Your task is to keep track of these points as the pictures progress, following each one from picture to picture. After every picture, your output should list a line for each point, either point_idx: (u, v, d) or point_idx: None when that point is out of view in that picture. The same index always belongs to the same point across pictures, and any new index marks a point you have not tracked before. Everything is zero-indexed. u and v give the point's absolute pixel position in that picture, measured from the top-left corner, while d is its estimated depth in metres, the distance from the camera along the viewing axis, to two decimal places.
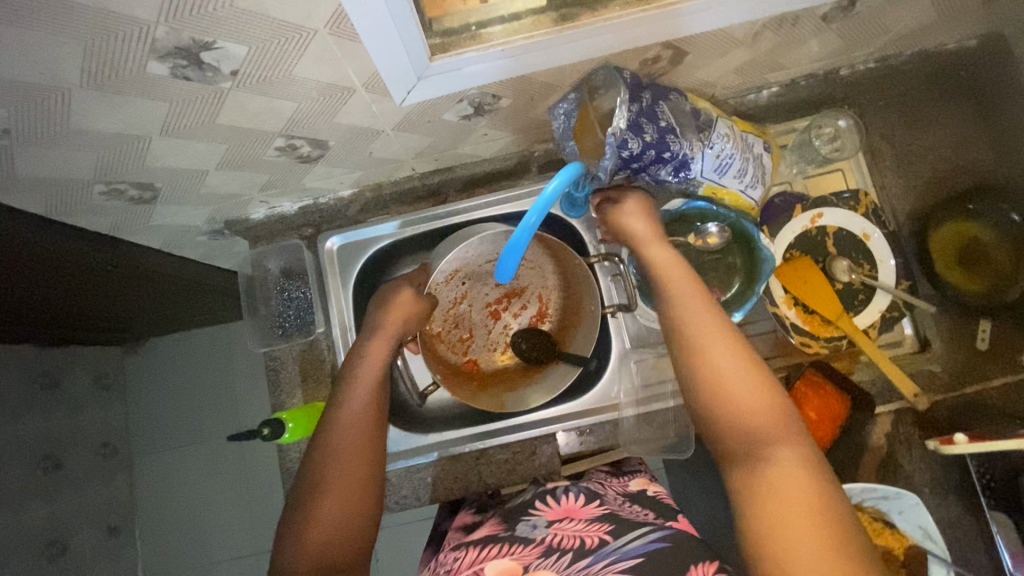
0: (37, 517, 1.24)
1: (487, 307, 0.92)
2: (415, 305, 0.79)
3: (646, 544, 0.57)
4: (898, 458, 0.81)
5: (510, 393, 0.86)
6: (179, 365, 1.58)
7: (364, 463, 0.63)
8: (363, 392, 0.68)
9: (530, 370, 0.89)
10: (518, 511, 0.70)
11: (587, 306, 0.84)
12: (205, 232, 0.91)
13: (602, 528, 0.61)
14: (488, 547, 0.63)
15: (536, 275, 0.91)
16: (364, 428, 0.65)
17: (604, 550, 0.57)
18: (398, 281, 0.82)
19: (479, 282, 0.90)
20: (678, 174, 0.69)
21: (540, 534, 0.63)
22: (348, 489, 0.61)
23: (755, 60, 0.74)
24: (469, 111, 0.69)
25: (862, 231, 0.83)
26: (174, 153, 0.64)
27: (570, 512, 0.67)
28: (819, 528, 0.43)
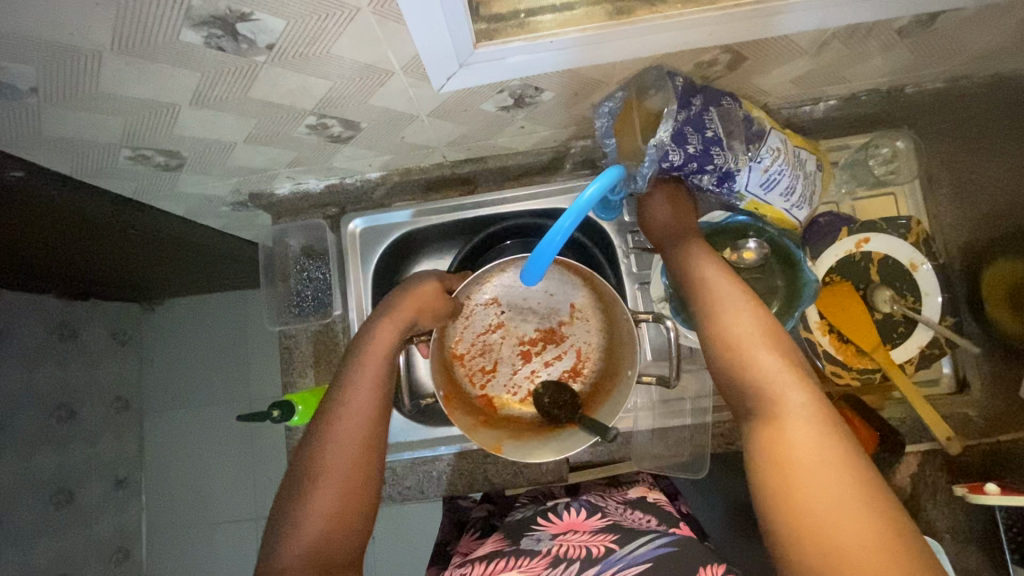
0: (47, 464, 1.28)
1: (520, 346, 0.85)
2: (434, 297, 0.72)
3: (653, 549, 0.57)
4: (922, 500, 0.78)
5: (511, 439, 0.76)
6: (195, 328, 1.59)
7: (365, 452, 0.59)
8: (368, 374, 0.63)
9: (547, 427, 0.80)
10: (519, 525, 0.69)
11: (624, 373, 0.77)
12: (228, 203, 0.90)
13: (607, 537, 0.61)
14: (493, 561, 0.60)
15: (581, 327, 0.84)
16: (367, 414, 0.60)
17: (610, 557, 0.57)
18: (425, 273, 0.76)
19: (521, 320, 0.85)
20: (721, 185, 0.65)
21: (545, 546, 0.61)
22: (349, 483, 0.57)
23: (818, 71, 0.69)
24: (509, 102, 0.66)
25: (910, 260, 0.79)
26: (203, 123, 0.62)
27: (573, 526, 0.66)
28: (867, 519, 0.41)
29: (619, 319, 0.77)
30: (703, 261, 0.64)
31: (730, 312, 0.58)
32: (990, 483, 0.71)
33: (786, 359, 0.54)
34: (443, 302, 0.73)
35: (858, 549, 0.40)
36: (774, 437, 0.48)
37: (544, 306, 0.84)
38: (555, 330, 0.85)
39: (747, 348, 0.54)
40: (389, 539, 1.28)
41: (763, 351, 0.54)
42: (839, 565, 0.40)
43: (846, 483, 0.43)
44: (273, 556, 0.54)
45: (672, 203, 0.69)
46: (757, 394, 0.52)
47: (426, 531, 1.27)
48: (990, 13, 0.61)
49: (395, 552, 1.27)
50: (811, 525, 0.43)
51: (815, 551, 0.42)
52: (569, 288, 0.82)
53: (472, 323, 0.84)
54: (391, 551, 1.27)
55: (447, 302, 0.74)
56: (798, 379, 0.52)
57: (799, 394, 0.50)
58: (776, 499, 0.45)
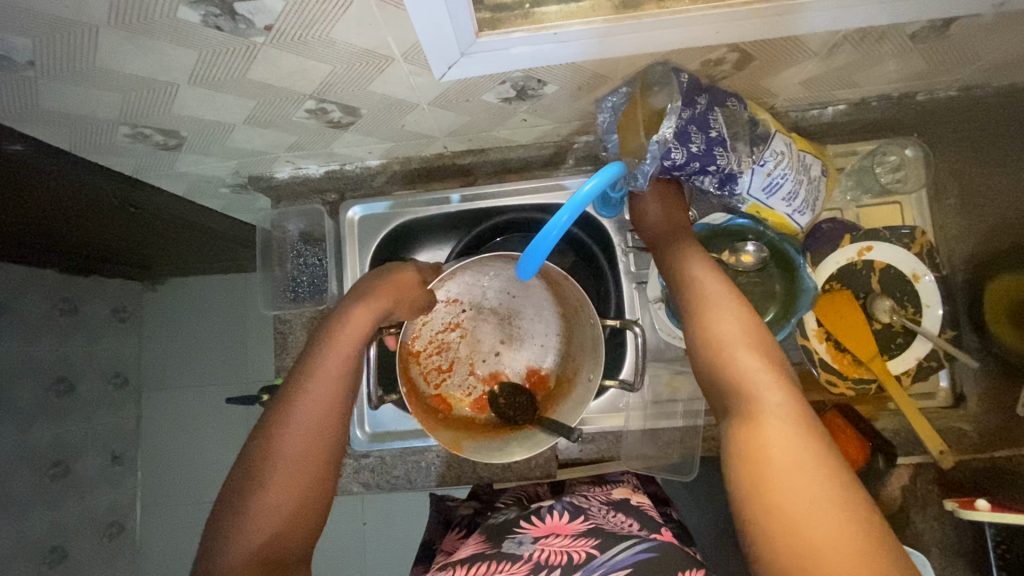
0: (43, 436, 1.37)
1: (477, 347, 0.84)
2: (412, 288, 0.71)
3: (633, 555, 0.58)
4: (911, 513, 0.77)
5: (470, 440, 0.75)
6: (192, 306, 1.60)
7: (325, 447, 0.59)
8: (335, 364, 0.62)
9: (502, 428, 0.79)
10: (502, 527, 0.69)
11: (582, 375, 0.77)
12: (228, 185, 0.89)
13: (588, 542, 0.61)
14: (475, 565, 0.61)
15: (539, 327, 0.83)
16: (329, 405, 0.60)
17: (591, 564, 0.57)
18: (402, 264, 0.73)
19: (479, 321, 0.84)
20: (723, 187, 0.65)
21: (527, 551, 0.61)
22: (305, 474, 0.57)
23: (829, 73, 0.68)
24: (511, 94, 0.65)
25: (912, 271, 0.78)
26: (201, 103, 0.61)
27: (556, 528, 0.66)
28: (846, 523, 0.41)
29: (581, 324, 0.77)
30: (692, 259, 0.63)
31: (717, 309, 0.57)
32: (980, 499, 0.70)
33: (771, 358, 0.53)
34: (418, 294, 0.72)
35: (829, 550, 0.40)
36: (753, 435, 0.48)
37: (504, 307, 0.83)
38: (513, 331, 0.84)
39: (732, 346, 0.54)
40: (379, 525, 1.29)
41: (747, 350, 0.53)
42: (811, 567, 0.40)
43: (824, 486, 0.43)
44: (226, 548, 0.54)
45: (662, 197, 0.69)
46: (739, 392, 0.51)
47: (415, 520, 1.28)
48: (1005, 22, 0.60)
49: (383, 540, 1.28)
50: (785, 524, 0.42)
51: (787, 551, 0.41)
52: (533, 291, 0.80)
53: (431, 321, 0.82)
54: (380, 538, 1.28)
55: (424, 294, 0.73)
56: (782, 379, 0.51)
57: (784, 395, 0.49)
58: (753, 496, 0.45)
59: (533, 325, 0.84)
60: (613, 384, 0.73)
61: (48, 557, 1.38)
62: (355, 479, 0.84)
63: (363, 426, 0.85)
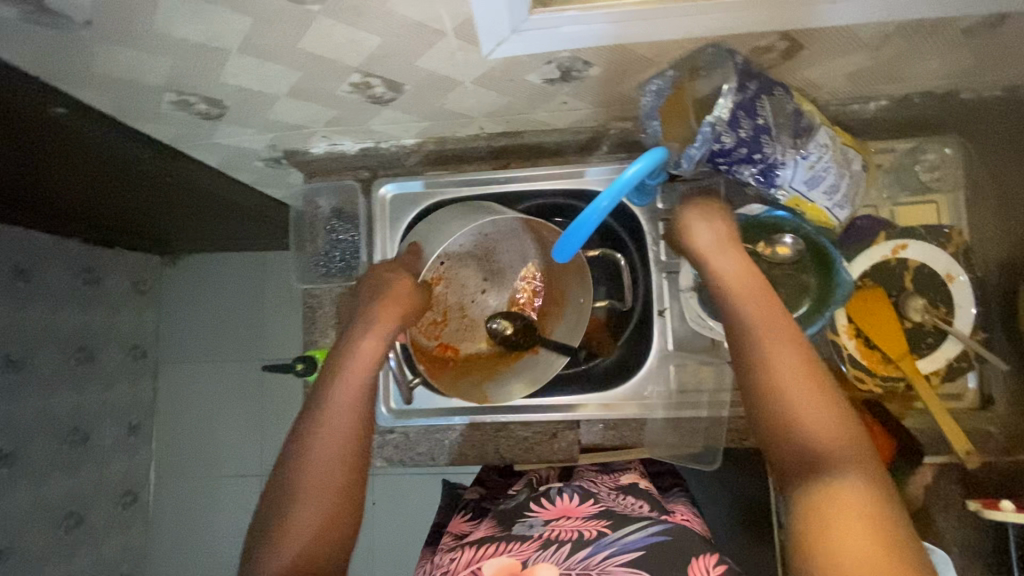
0: (64, 403, 1.45)
1: (462, 292, 0.86)
2: (410, 294, 0.73)
3: (645, 538, 0.58)
4: (934, 513, 0.77)
5: (489, 381, 0.82)
6: (218, 284, 1.73)
7: (349, 467, 0.59)
8: (351, 388, 0.62)
9: (507, 353, 0.85)
10: (513, 510, 0.69)
11: (570, 295, 0.84)
12: (262, 159, 0.89)
13: (600, 522, 0.61)
14: (485, 546, 0.62)
15: (517, 257, 0.86)
16: (343, 431, 0.60)
17: (601, 541, 0.57)
18: (393, 266, 0.76)
19: (461, 265, 0.85)
20: (763, 178, 0.66)
21: (537, 532, 0.62)
22: (332, 493, 0.57)
23: (877, 65, 0.67)
24: (555, 75, 0.65)
25: (947, 271, 0.76)
26: (247, 71, 0.61)
27: (567, 511, 0.65)
28: None
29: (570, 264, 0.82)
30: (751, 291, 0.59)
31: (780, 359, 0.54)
32: (1007, 501, 0.70)
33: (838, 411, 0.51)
34: (416, 298, 0.73)
35: None
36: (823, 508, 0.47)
37: (480, 248, 0.84)
38: (494, 267, 0.87)
39: (790, 395, 0.52)
40: (393, 506, 1.31)
41: (811, 399, 0.52)
42: None
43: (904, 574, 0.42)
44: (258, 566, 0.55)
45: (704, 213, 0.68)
46: (797, 452, 0.51)
47: (428, 502, 1.29)
48: None
49: (396, 519, 1.30)
50: None
51: None
52: (507, 232, 0.83)
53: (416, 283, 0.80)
54: (392, 518, 1.30)
55: (423, 297, 0.75)
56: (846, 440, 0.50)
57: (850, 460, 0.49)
58: (816, 573, 0.44)
59: (511, 249, 0.86)
60: (610, 306, 0.85)
61: (65, 523, 1.47)
62: (379, 454, 0.85)
63: (387, 404, 0.85)
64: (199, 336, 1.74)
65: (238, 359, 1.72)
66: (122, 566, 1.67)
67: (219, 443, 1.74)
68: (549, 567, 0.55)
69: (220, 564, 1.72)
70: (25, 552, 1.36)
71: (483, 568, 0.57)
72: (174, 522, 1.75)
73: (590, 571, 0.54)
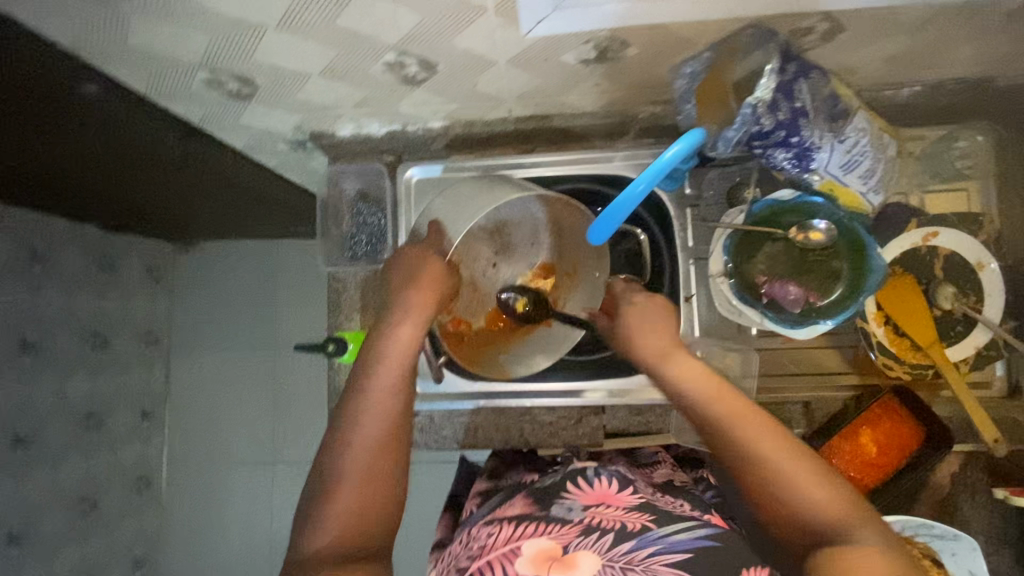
0: (79, 387, 1.45)
1: (474, 265, 0.76)
2: (442, 278, 0.69)
3: (692, 540, 0.57)
4: (959, 500, 0.77)
5: (507, 356, 0.79)
6: (231, 271, 1.73)
7: (390, 456, 0.59)
8: (388, 378, 0.61)
9: (521, 326, 0.79)
10: (548, 489, 0.68)
11: (585, 267, 0.78)
12: (288, 142, 0.89)
13: (643, 515, 0.60)
14: (522, 524, 0.61)
15: (529, 229, 0.77)
16: (383, 420, 0.59)
17: (646, 536, 0.57)
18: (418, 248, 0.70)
19: (471, 240, 0.73)
20: (798, 163, 0.65)
21: (577, 516, 0.61)
22: (375, 480, 0.57)
23: (915, 49, 0.66)
24: (591, 55, 0.64)
25: (976, 260, 0.76)
26: (284, 49, 0.61)
27: (605, 497, 0.65)
28: None
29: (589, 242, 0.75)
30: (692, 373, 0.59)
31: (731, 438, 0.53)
32: None
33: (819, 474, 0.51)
34: (449, 281, 0.69)
35: None
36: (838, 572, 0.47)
37: (493, 221, 0.73)
38: (500, 233, 0.76)
39: (774, 471, 0.51)
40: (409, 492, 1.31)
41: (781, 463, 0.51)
42: None
43: None
44: (299, 541, 0.55)
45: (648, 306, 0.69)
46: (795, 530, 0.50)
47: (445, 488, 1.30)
48: None
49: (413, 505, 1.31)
50: None
51: None
52: (520, 207, 0.73)
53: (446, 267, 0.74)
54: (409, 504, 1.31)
55: (455, 280, 0.71)
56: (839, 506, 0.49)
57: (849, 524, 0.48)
58: None
59: (523, 223, 0.76)
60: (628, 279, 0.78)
61: (80, 507, 1.48)
62: None
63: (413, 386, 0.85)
64: (212, 323, 1.75)
65: (251, 347, 1.73)
66: (135, 551, 1.68)
67: (231, 430, 1.74)
68: (591, 556, 0.54)
69: (232, 550, 1.73)
70: (41, 535, 1.37)
71: (523, 548, 0.57)
72: (187, 507, 1.76)
73: (633, 567, 0.53)
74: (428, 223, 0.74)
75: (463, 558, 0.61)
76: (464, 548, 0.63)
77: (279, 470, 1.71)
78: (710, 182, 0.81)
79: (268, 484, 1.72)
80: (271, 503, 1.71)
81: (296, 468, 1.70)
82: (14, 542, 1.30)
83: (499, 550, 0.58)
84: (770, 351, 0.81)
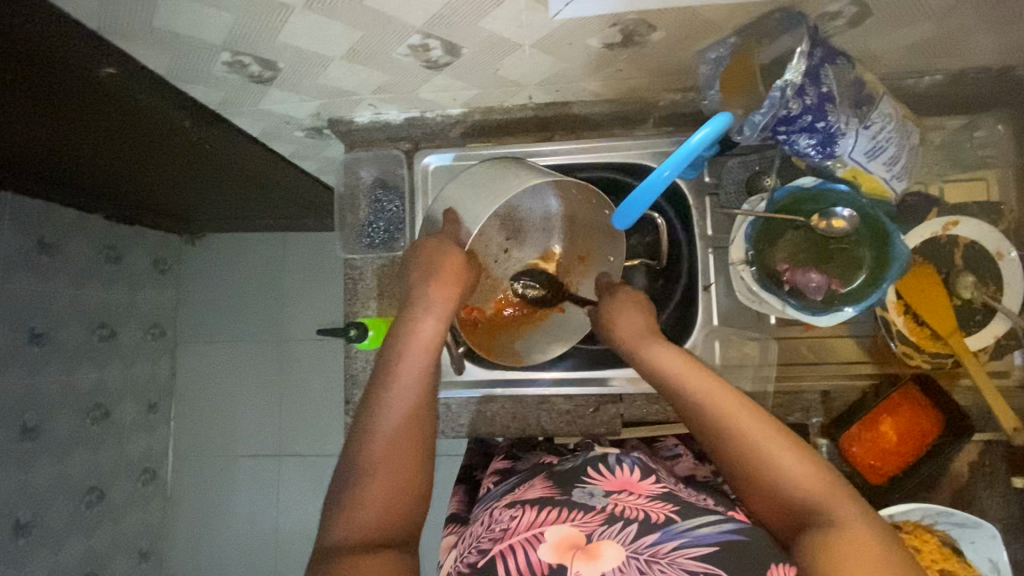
0: (86, 378, 1.45)
1: (486, 251, 0.75)
2: (460, 270, 0.68)
3: (720, 534, 0.53)
4: (978, 490, 0.77)
5: (522, 341, 0.79)
6: (238, 262, 1.72)
7: (412, 447, 0.59)
8: (412, 372, 0.62)
9: (535, 312, 0.80)
10: (569, 474, 0.66)
11: (598, 253, 0.79)
12: (304, 128, 0.88)
13: (667, 505, 0.57)
14: (545, 509, 0.58)
15: (541, 216, 0.76)
16: (407, 414, 0.60)
17: (671, 527, 0.53)
18: (437, 239, 0.70)
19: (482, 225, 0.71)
20: (823, 149, 0.65)
21: (599, 503, 0.58)
22: (397, 471, 0.57)
23: (940, 36, 0.66)
24: (617, 39, 0.64)
25: (996, 249, 0.74)
26: (308, 30, 0.61)
27: (628, 485, 0.62)
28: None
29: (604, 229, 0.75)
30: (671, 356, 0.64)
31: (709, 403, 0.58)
32: None
33: (801, 454, 0.54)
34: (467, 273, 0.69)
35: None
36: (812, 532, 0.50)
37: (504, 210, 0.72)
38: (513, 220, 0.75)
39: (757, 453, 0.55)
40: None
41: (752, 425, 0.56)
42: None
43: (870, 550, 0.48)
44: (326, 524, 0.56)
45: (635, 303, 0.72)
46: (778, 509, 0.53)
47: None
48: None
49: None
50: None
51: None
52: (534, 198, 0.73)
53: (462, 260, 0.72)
54: None
55: (473, 271, 0.71)
56: (820, 481, 0.53)
57: (829, 497, 0.52)
58: None
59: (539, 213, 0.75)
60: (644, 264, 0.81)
61: (87, 498, 1.47)
62: None
63: None
64: (219, 315, 1.74)
65: (257, 339, 1.72)
66: (141, 543, 1.68)
67: (237, 422, 1.74)
68: (614, 548, 0.51)
69: (237, 542, 1.72)
70: (48, 525, 1.37)
71: (546, 536, 0.54)
72: (194, 499, 1.75)
73: (657, 560, 0.50)
74: (443, 210, 0.73)
75: (484, 540, 0.58)
76: (486, 531, 0.60)
77: (285, 462, 1.71)
78: (730, 170, 0.81)
79: (274, 476, 1.71)
80: (277, 495, 1.71)
81: (302, 460, 1.70)
82: (22, 532, 1.30)
83: (521, 535, 0.55)
84: (789, 340, 0.81)
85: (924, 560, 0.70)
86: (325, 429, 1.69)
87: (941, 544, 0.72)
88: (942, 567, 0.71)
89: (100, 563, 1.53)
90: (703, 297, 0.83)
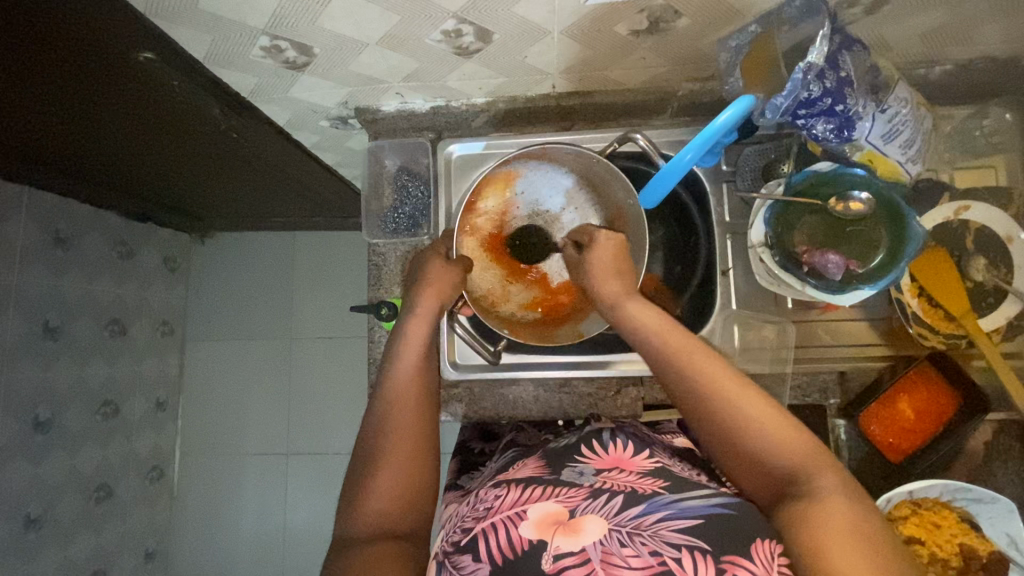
0: (97, 373, 1.44)
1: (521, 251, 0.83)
2: (445, 274, 0.74)
3: (709, 506, 0.52)
4: (993, 468, 0.80)
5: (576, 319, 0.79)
6: (248, 260, 1.73)
7: (416, 432, 0.60)
8: (409, 366, 0.64)
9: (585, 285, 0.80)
10: (562, 453, 0.66)
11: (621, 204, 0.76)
12: (330, 117, 0.90)
13: (657, 482, 0.57)
14: (529, 487, 0.57)
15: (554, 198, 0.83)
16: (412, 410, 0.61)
17: (657, 500, 0.53)
18: (425, 254, 0.78)
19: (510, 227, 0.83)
20: (840, 133, 0.68)
21: (588, 481, 0.58)
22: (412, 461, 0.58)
23: (952, 25, 0.68)
24: (643, 26, 0.66)
25: (1006, 232, 0.76)
26: (347, 14, 0.62)
27: (620, 462, 0.62)
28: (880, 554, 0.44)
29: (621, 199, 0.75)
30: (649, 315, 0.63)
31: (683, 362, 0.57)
32: None
33: (789, 424, 0.53)
34: (453, 274, 0.74)
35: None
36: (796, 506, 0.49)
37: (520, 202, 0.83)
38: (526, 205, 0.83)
39: (738, 422, 0.53)
40: None
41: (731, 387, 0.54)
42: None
43: (849, 521, 0.46)
44: (361, 490, 0.57)
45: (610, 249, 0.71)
46: (760, 475, 0.52)
47: None
48: None
49: None
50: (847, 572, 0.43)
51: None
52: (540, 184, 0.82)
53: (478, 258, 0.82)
54: None
55: (459, 273, 0.75)
56: (801, 448, 0.52)
57: (811, 465, 0.51)
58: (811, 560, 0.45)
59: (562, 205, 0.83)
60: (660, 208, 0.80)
61: (95, 494, 1.46)
62: (445, 407, 0.88)
63: (452, 357, 0.87)
64: (228, 313, 1.75)
65: (266, 337, 1.73)
66: (148, 542, 1.67)
67: (245, 421, 1.73)
68: (597, 520, 0.50)
69: (243, 541, 1.71)
70: (57, 521, 1.36)
71: (528, 513, 0.53)
72: (200, 499, 1.74)
73: (640, 532, 0.49)
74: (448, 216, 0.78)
75: (468, 519, 0.57)
76: (470, 510, 0.59)
77: (293, 461, 1.71)
78: (746, 158, 0.83)
79: (281, 475, 1.71)
80: (285, 494, 1.70)
81: (313, 458, 1.70)
82: (32, 527, 1.29)
83: (503, 513, 0.54)
84: (802, 323, 0.83)
85: (943, 536, 0.72)
86: (333, 426, 1.69)
87: (959, 520, 0.73)
88: (961, 540, 0.72)
89: (107, 562, 1.52)
90: (721, 282, 0.85)
